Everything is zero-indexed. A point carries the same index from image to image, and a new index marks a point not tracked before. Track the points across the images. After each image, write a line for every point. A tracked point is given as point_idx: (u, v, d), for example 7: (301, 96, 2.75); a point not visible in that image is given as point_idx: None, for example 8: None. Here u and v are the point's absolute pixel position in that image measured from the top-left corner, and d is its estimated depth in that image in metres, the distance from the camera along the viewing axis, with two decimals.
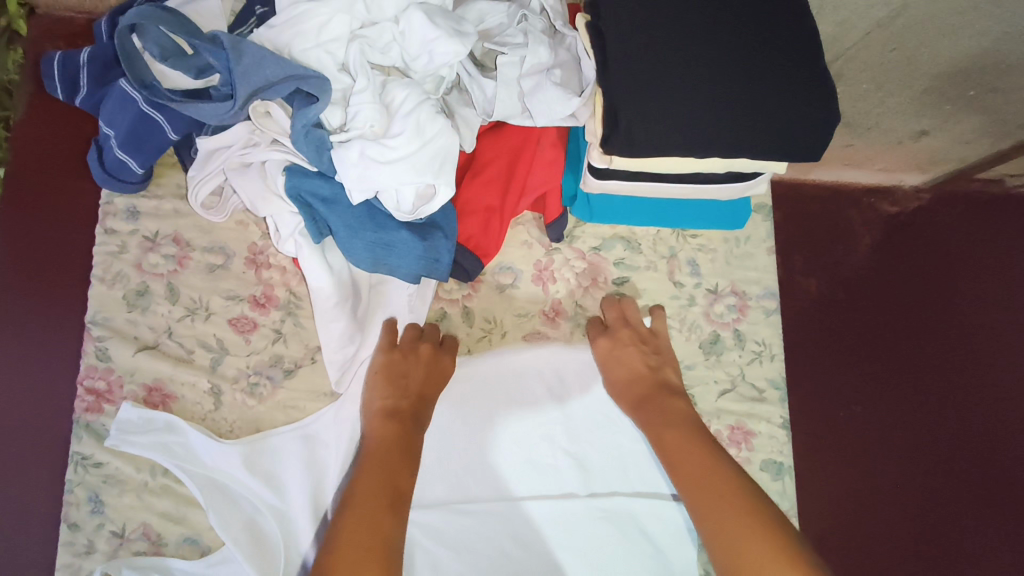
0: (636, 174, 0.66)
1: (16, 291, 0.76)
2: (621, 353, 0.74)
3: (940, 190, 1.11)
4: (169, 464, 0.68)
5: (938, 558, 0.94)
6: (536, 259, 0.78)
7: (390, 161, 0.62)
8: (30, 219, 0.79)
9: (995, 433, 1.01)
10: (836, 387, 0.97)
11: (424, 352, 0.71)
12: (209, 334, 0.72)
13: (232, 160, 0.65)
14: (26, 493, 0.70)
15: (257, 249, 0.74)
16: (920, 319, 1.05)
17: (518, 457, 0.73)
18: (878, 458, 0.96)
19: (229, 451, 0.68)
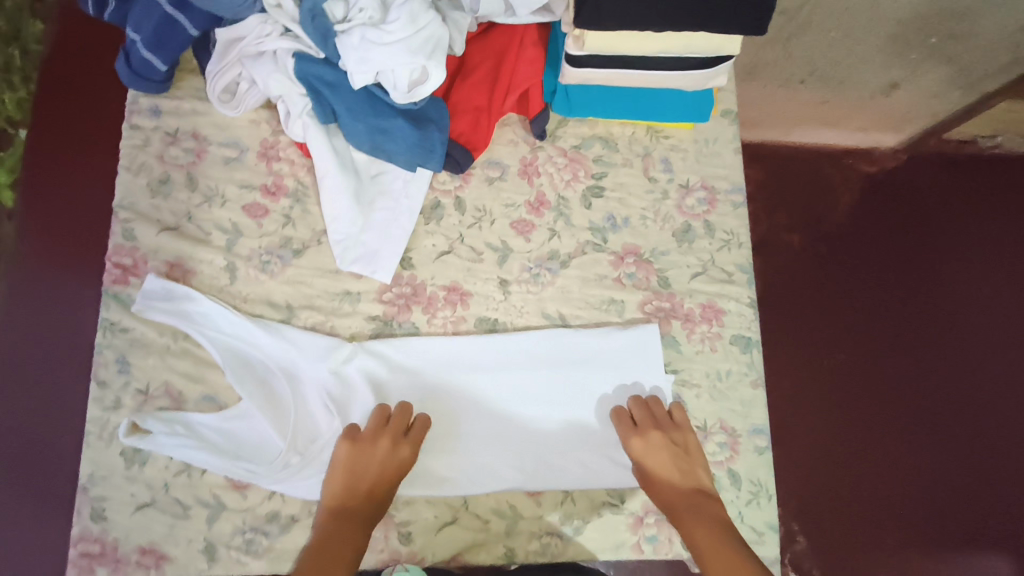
0: (605, 59, 0.74)
1: (46, 213, 0.89)
2: (649, 454, 0.74)
3: (915, 148, 1.14)
4: (193, 332, 0.75)
5: (918, 501, 0.98)
6: (522, 155, 0.85)
7: (387, 44, 0.69)
8: (55, 150, 0.91)
9: (976, 378, 1.05)
10: (814, 344, 1.02)
11: (378, 454, 0.71)
12: (224, 218, 0.79)
13: (248, 50, 0.73)
14: (51, 375, 0.82)
15: (267, 144, 0.82)
16: (903, 274, 1.07)
17: (503, 353, 0.78)
18: (859, 405, 1.01)
19: (248, 322, 0.75)
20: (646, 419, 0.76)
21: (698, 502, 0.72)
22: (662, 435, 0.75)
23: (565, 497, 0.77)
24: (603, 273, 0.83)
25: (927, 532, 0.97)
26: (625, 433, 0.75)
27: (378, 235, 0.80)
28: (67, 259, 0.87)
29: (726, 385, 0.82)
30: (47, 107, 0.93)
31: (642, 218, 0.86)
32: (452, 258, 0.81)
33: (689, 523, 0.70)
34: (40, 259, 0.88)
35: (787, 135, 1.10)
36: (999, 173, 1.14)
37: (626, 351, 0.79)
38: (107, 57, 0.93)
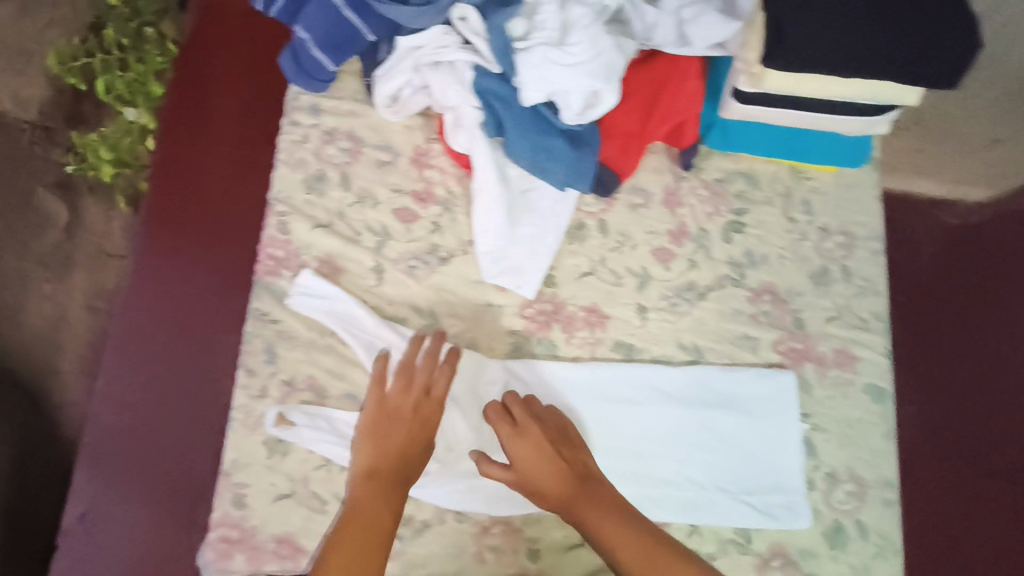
0: (777, 99, 0.74)
1: (189, 203, 0.97)
2: (527, 453, 0.71)
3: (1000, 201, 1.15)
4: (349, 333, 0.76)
5: None
6: (666, 184, 0.86)
7: (569, 65, 0.70)
8: (197, 144, 0.99)
9: None
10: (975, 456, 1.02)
11: (409, 412, 0.72)
12: (375, 220, 0.81)
13: (425, 59, 0.75)
14: (200, 356, 0.90)
15: (420, 150, 0.83)
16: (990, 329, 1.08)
17: (643, 387, 0.78)
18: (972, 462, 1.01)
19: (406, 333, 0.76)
20: (523, 415, 0.73)
21: (586, 489, 0.70)
22: (542, 429, 0.73)
23: (692, 530, 0.76)
24: (739, 309, 0.83)
25: None
26: (506, 436, 0.72)
27: (523, 250, 0.80)
28: (212, 246, 0.95)
29: (856, 433, 0.81)
30: (193, 112, 1.01)
31: (780, 257, 0.85)
32: (591, 280, 0.82)
33: (585, 510, 0.69)
34: (184, 246, 0.94)
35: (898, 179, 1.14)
36: None
37: (764, 396, 0.79)
38: (247, 61, 1.03)
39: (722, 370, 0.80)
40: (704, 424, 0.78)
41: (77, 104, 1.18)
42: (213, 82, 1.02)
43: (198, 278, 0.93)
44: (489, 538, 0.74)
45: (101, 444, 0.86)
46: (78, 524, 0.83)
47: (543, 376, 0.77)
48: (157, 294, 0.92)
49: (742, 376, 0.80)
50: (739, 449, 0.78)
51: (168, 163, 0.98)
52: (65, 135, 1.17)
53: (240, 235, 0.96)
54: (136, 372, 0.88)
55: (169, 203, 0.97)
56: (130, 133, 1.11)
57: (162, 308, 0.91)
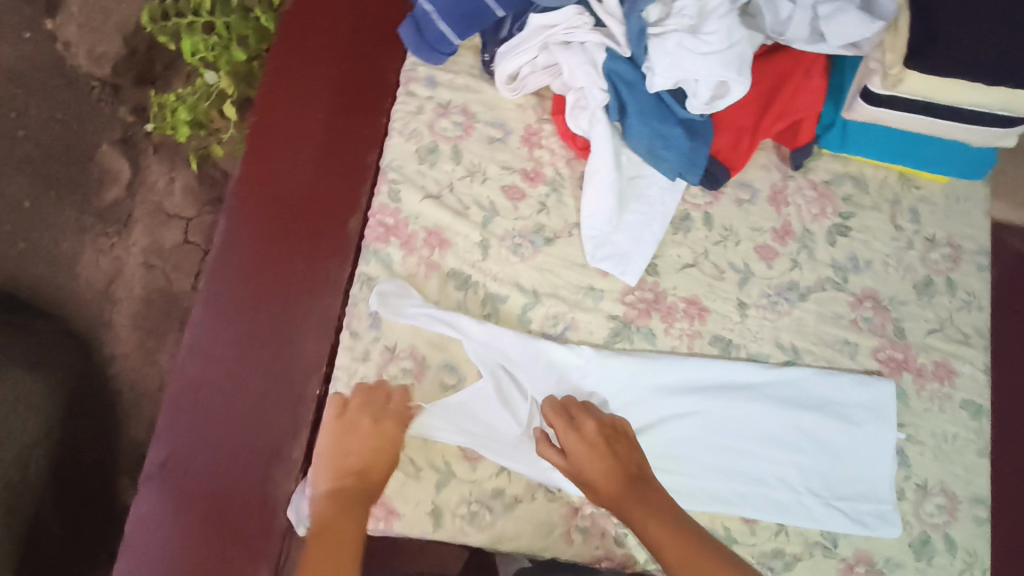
0: (911, 103, 0.72)
1: (286, 154, 0.91)
2: (581, 449, 0.70)
3: None
4: (437, 319, 0.76)
5: None
6: (772, 182, 0.85)
7: (705, 53, 0.70)
8: (298, 92, 0.94)
9: None
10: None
11: (366, 425, 0.71)
12: (483, 195, 0.81)
13: (555, 38, 0.74)
14: (290, 315, 0.84)
15: (531, 130, 0.84)
16: None
17: (738, 384, 0.78)
18: None
19: (493, 325, 0.76)
20: (580, 411, 0.72)
21: (632, 488, 0.67)
22: (596, 425, 0.71)
23: (780, 529, 0.76)
24: (839, 314, 0.82)
25: None
26: (561, 428, 0.71)
27: (627, 236, 0.80)
28: (308, 202, 0.89)
29: (951, 448, 0.80)
30: (296, 62, 0.95)
31: (884, 264, 0.84)
32: (692, 273, 0.81)
33: (632, 509, 0.66)
34: (276, 197, 0.89)
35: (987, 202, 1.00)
36: None
37: (862, 403, 0.78)
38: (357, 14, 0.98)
39: (820, 373, 0.79)
40: (796, 425, 0.78)
41: (150, 62, 1.19)
42: (318, 35, 0.97)
43: (291, 232, 0.88)
44: (579, 518, 0.74)
45: (185, 397, 0.83)
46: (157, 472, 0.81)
47: (641, 366, 0.77)
48: (249, 248, 0.87)
49: (840, 382, 0.79)
50: (831, 454, 0.78)
51: (268, 116, 0.93)
52: (132, 94, 1.19)
53: (340, 194, 0.90)
54: (224, 327, 0.85)
55: (265, 156, 0.91)
56: (210, 96, 1.11)
57: (252, 259, 0.87)
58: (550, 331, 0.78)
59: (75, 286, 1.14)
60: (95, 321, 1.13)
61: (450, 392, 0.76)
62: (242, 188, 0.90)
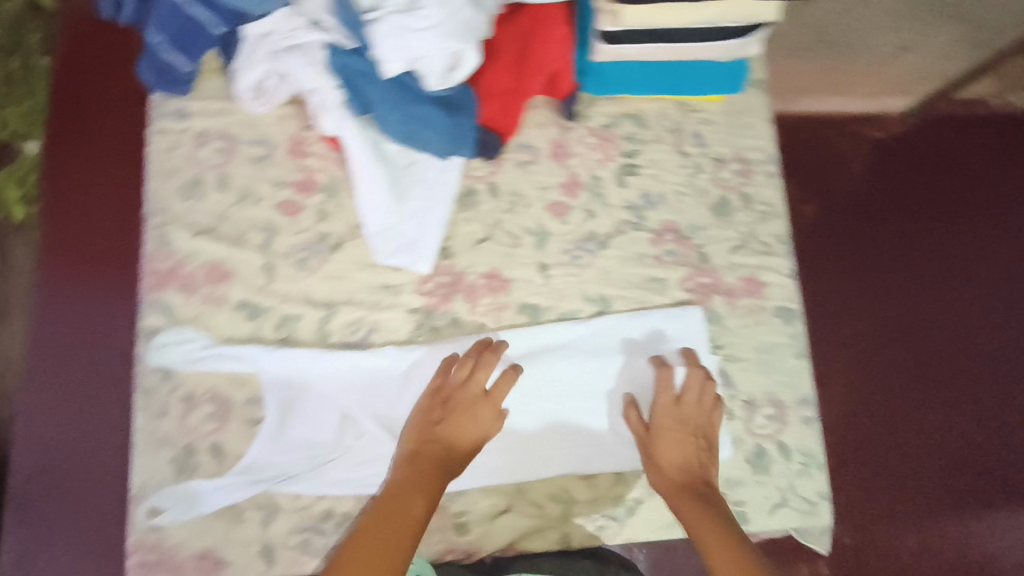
0: (644, 36, 0.72)
1: (58, 232, 0.86)
2: (668, 429, 0.75)
3: (926, 110, 1.23)
4: (232, 357, 0.74)
5: (950, 447, 1.10)
6: (552, 138, 0.85)
7: (422, 29, 0.67)
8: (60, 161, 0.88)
9: (982, 327, 1.17)
10: (844, 350, 1.13)
11: (467, 398, 0.73)
12: (258, 217, 0.78)
13: (276, 45, 0.73)
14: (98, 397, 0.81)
15: (298, 139, 0.80)
16: (909, 243, 1.18)
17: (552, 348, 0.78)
18: (883, 367, 1.12)
19: (286, 350, 0.74)
20: (674, 400, 0.76)
21: (693, 478, 0.73)
22: (695, 407, 0.76)
23: (618, 478, 0.77)
24: (642, 253, 0.82)
25: (960, 480, 1.09)
26: (658, 405, 0.76)
27: (411, 226, 0.78)
28: (97, 274, 0.85)
29: (771, 357, 0.81)
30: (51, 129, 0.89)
31: (678, 194, 0.85)
32: (487, 247, 0.80)
33: (684, 501, 0.72)
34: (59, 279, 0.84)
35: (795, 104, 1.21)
36: (1000, 129, 1.24)
37: (671, 335, 0.80)
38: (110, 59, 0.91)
39: (630, 317, 0.79)
40: (616, 373, 0.78)
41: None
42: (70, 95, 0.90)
43: (82, 312, 0.83)
44: None
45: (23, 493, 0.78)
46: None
47: (442, 355, 0.76)
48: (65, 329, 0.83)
49: (649, 319, 0.80)
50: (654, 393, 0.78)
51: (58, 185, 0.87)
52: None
53: (125, 257, 0.85)
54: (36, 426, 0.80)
55: (58, 226, 0.86)
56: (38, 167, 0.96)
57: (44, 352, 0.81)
58: (351, 339, 0.76)
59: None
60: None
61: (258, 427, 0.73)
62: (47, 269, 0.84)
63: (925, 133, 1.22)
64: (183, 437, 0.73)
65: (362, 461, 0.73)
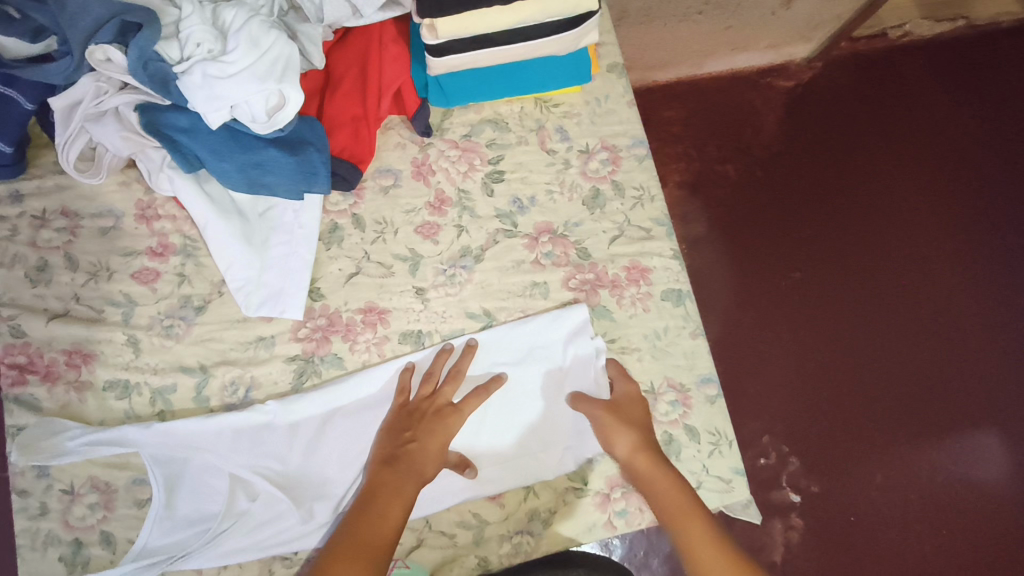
0: (469, 43, 0.70)
1: None
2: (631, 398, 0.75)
3: (828, 54, 1.29)
4: (103, 442, 0.70)
5: (893, 373, 1.16)
6: (412, 157, 0.82)
7: (230, 75, 0.66)
8: None
9: (907, 255, 1.22)
10: (764, 298, 1.17)
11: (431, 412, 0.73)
12: (115, 292, 0.75)
13: (88, 112, 0.70)
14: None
15: (144, 204, 0.78)
16: (827, 184, 1.24)
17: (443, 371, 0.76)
18: (818, 306, 1.18)
19: (162, 424, 0.71)
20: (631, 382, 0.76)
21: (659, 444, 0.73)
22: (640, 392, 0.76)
23: (527, 492, 0.75)
24: (521, 260, 0.81)
25: (905, 404, 1.14)
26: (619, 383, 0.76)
27: (276, 273, 0.76)
28: None
29: (666, 342, 0.80)
30: None
31: (548, 193, 0.83)
32: (359, 280, 0.78)
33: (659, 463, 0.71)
34: None
35: (702, 66, 1.26)
36: (900, 64, 1.31)
37: (556, 337, 0.78)
38: None
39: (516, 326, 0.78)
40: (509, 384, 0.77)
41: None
42: None
43: None
44: None
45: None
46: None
47: (330, 400, 0.74)
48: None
49: (534, 323, 0.78)
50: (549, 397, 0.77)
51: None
52: None
53: None
54: None
55: None
56: None
57: None
58: (232, 400, 0.74)
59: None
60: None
61: (146, 507, 0.71)
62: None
63: (817, 85, 1.28)
64: (67, 533, 0.69)
65: (259, 524, 0.70)
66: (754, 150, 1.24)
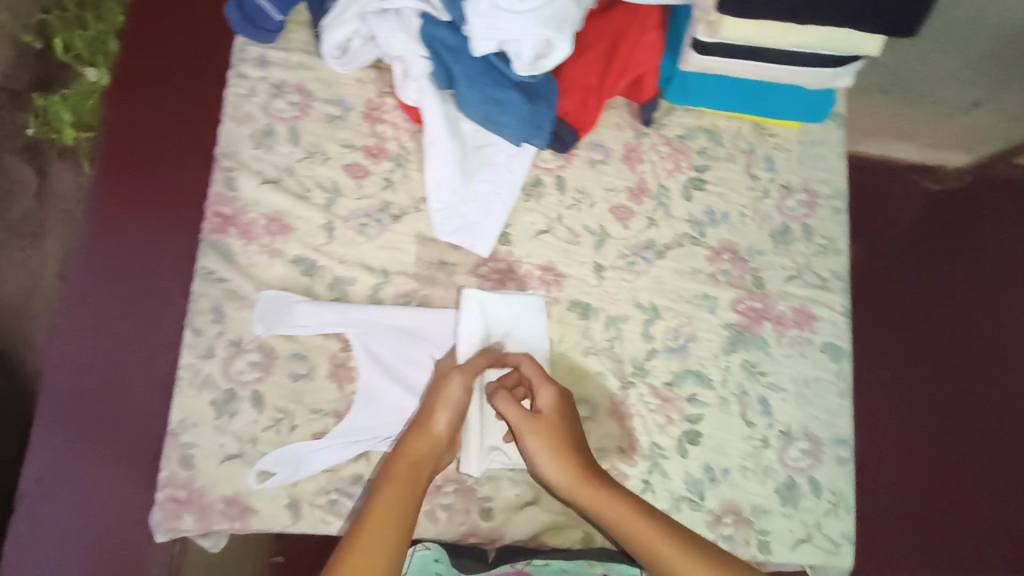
0: (739, 51, 0.72)
1: (128, 166, 0.81)
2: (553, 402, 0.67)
3: (980, 172, 1.26)
4: (331, 320, 0.74)
5: (967, 499, 1.10)
6: (626, 140, 0.84)
7: (518, 13, 0.67)
8: (134, 89, 0.84)
9: (1009, 386, 1.18)
10: (855, 386, 1.13)
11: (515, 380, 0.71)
12: (325, 176, 0.79)
13: (371, 6, 0.73)
14: (137, 339, 0.76)
15: (373, 105, 0.81)
16: (946, 294, 1.20)
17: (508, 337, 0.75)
18: (906, 410, 1.14)
19: (384, 309, 0.75)
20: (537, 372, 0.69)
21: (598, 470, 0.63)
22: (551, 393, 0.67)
23: (645, 487, 0.76)
24: (698, 269, 0.82)
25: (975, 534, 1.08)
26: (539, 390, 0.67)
27: (476, 206, 0.78)
28: (156, 211, 0.81)
29: (812, 392, 0.81)
30: (140, 65, 0.85)
31: (741, 216, 0.84)
32: (539, 238, 0.80)
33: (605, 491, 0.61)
34: (121, 218, 0.79)
35: (857, 145, 1.24)
36: None
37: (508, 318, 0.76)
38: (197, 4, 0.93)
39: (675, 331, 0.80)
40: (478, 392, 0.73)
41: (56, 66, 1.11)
42: (157, 28, 0.87)
43: (137, 246, 0.79)
44: (441, 496, 0.73)
45: (49, 410, 0.72)
46: (34, 489, 0.70)
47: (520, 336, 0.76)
48: (102, 250, 0.78)
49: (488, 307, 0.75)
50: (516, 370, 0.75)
51: (122, 110, 0.83)
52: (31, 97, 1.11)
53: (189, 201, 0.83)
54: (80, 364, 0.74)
55: (126, 160, 0.81)
56: (94, 94, 1.06)
57: (100, 286, 0.77)
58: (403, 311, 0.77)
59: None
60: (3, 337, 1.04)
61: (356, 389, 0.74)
62: (94, 189, 0.80)
63: (964, 194, 1.26)
64: (224, 381, 0.73)
65: None
66: (882, 240, 1.21)
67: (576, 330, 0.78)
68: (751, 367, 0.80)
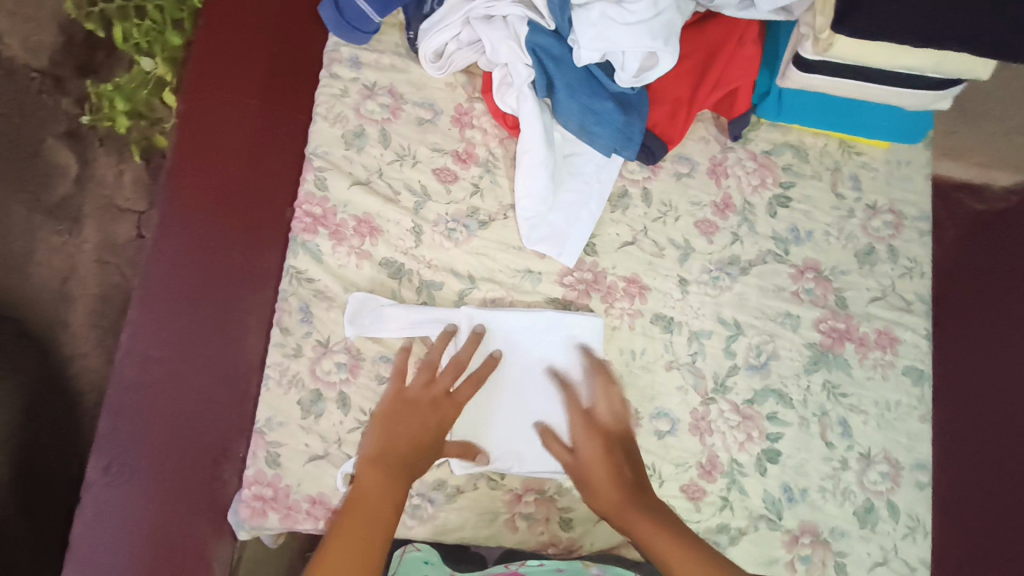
0: (842, 69, 0.72)
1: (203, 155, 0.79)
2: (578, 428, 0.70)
3: None
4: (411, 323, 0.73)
5: None
6: (712, 154, 0.84)
7: (628, 25, 0.68)
8: (213, 78, 0.82)
9: None
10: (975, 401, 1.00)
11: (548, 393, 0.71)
12: (414, 179, 0.78)
13: (478, 12, 0.74)
14: (210, 338, 0.74)
15: (462, 109, 0.81)
16: None
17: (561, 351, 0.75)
18: None
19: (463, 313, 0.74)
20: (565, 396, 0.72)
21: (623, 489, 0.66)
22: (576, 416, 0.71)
23: (724, 505, 0.76)
24: (782, 286, 0.81)
25: None
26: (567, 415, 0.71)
27: (561, 215, 0.78)
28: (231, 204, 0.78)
29: (893, 416, 0.80)
30: (222, 50, 0.83)
31: (825, 234, 0.83)
32: (623, 249, 0.79)
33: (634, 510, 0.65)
34: (195, 208, 0.77)
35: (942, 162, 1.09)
36: None
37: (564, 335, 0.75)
38: None
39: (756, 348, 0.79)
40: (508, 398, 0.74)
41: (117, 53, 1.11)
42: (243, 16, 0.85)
43: (211, 241, 0.77)
44: (522, 505, 0.73)
45: (121, 400, 0.72)
46: (101, 479, 0.70)
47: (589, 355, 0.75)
48: (176, 241, 0.76)
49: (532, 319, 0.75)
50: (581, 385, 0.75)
51: (202, 96, 0.81)
52: (76, 85, 1.11)
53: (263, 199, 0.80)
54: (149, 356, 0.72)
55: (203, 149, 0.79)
56: (146, 83, 1.08)
57: (172, 279, 0.75)
58: None
59: (28, 289, 1.04)
60: (53, 324, 1.03)
61: None
62: (168, 177, 0.79)
63: None
64: (311, 381, 0.73)
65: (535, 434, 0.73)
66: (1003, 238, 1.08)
67: (659, 343, 0.78)
68: (833, 388, 0.80)
